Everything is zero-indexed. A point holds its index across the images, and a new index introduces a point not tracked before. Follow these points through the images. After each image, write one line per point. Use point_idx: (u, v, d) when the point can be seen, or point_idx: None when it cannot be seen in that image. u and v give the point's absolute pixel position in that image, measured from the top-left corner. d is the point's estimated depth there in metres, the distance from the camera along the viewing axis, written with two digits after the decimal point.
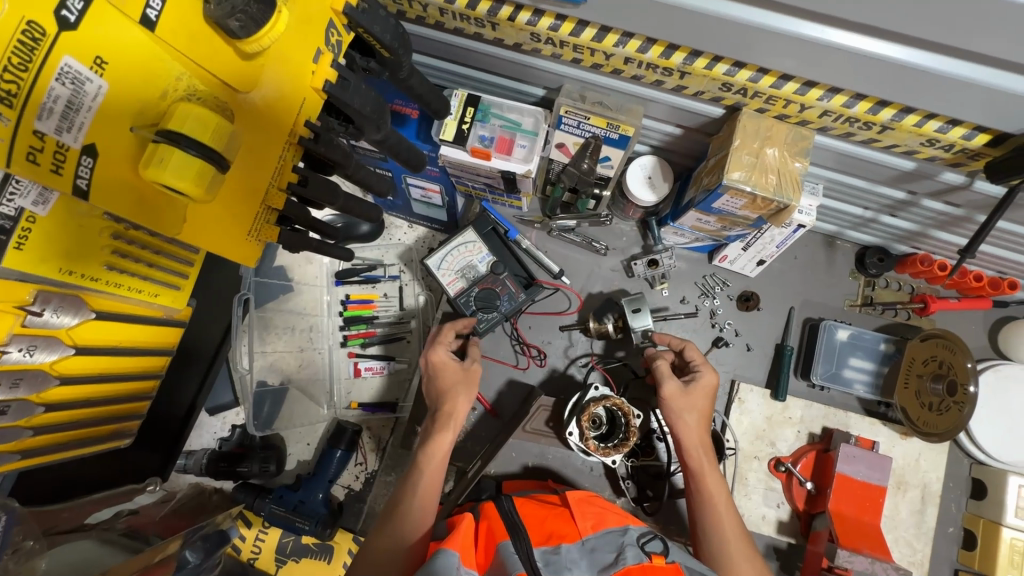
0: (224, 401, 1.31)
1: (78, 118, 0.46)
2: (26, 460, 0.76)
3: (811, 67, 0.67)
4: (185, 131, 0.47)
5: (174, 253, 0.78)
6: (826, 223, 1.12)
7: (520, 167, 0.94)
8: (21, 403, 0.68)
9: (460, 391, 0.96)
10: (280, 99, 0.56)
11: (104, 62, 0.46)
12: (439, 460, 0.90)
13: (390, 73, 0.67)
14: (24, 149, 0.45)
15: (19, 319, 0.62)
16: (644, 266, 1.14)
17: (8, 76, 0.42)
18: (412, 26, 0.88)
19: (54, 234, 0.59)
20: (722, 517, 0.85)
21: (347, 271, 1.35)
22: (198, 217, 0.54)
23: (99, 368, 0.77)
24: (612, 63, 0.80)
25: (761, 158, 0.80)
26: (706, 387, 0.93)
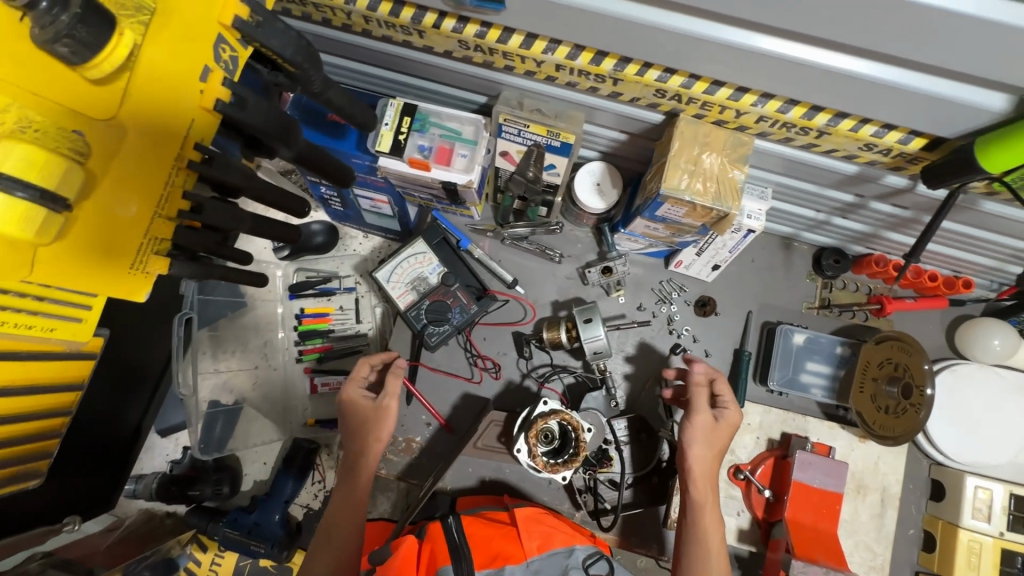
0: (175, 422, 1.26)
1: None
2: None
3: (739, 72, 0.65)
4: (4, 168, 0.44)
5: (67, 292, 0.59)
6: (781, 225, 1.11)
7: (460, 177, 0.91)
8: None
9: (368, 435, 0.90)
10: (148, 125, 0.52)
11: None
12: (350, 508, 0.87)
13: (301, 87, 0.64)
14: None
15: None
16: (598, 273, 1.13)
17: None
18: (339, 34, 0.84)
19: None
20: (710, 557, 0.83)
21: (301, 284, 1.32)
22: (53, 258, 0.50)
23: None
24: (544, 70, 0.77)
25: (699, 165, 0.78)
26: (730, 426, 0.90)
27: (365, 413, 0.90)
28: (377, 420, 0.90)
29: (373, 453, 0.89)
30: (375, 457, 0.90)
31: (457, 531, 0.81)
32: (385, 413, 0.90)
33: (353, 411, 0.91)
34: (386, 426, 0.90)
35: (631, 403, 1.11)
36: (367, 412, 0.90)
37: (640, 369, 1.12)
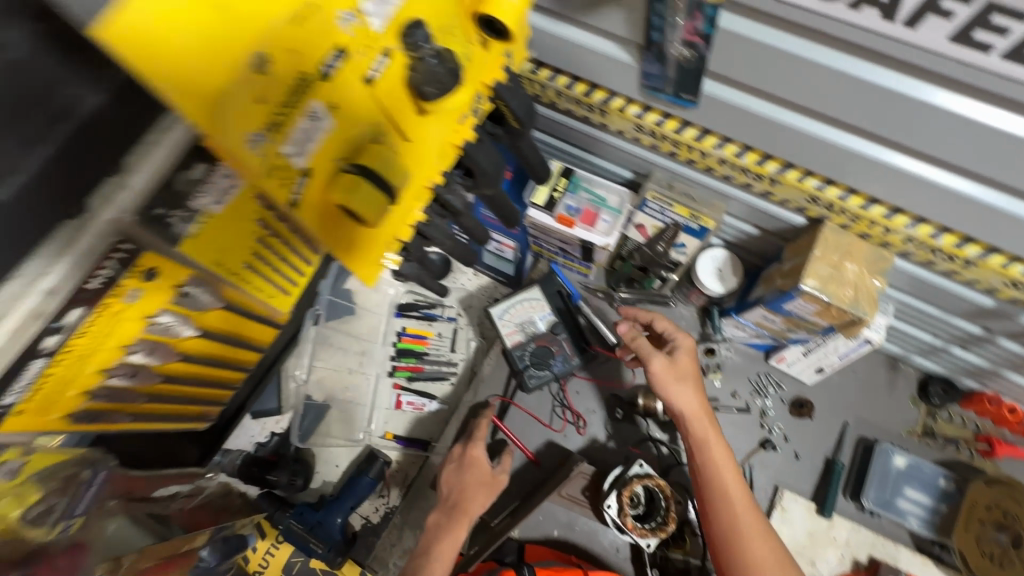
0: (269, 407, 1.35)
1: (302, 143, 0.46)
2: (133, 424, 0.78)
3: (900, 193, 0.72)
4: (376, 165, 0.48)
5: (290, 261, 0.75)
6: (891, 344, 1.12)
7: (600, 240, 1.00)
8: (148, 370, 0.71)
9: (477, 486, 1.04)
10: (442, 146, 0.59)
11: (333, 94, 0.47)
12: (448, 545, 0.96)
13: (512, 139, 0.76)
14: (258, 168, 0.44)
15: (172, 297, 0.62)
16: (701, 353, 1.19)
17: (263, 97, 0.43)
18: (545, 108, 0.98)
19: (221, 230, 0.58)
20: (737, 502, 0.83)
21: (408, 305, 1.43)
22: (354, 244, 0.54)
23: (207, 351, 0.80)
24: (706, 161, 0.86)
25: (839, 271, 0.83)
26: (686, 352, 0.94)
27: (482, 476, 1.05)
28: (489, 485, 1.04)
29: (479, 504, 1.01)
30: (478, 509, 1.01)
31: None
32: (496, 481, 1.05)
33: (471, 468, 1.06)
34: (491, 490, 1.04)
35: None
36: (484, 476, 1.06)
37: None
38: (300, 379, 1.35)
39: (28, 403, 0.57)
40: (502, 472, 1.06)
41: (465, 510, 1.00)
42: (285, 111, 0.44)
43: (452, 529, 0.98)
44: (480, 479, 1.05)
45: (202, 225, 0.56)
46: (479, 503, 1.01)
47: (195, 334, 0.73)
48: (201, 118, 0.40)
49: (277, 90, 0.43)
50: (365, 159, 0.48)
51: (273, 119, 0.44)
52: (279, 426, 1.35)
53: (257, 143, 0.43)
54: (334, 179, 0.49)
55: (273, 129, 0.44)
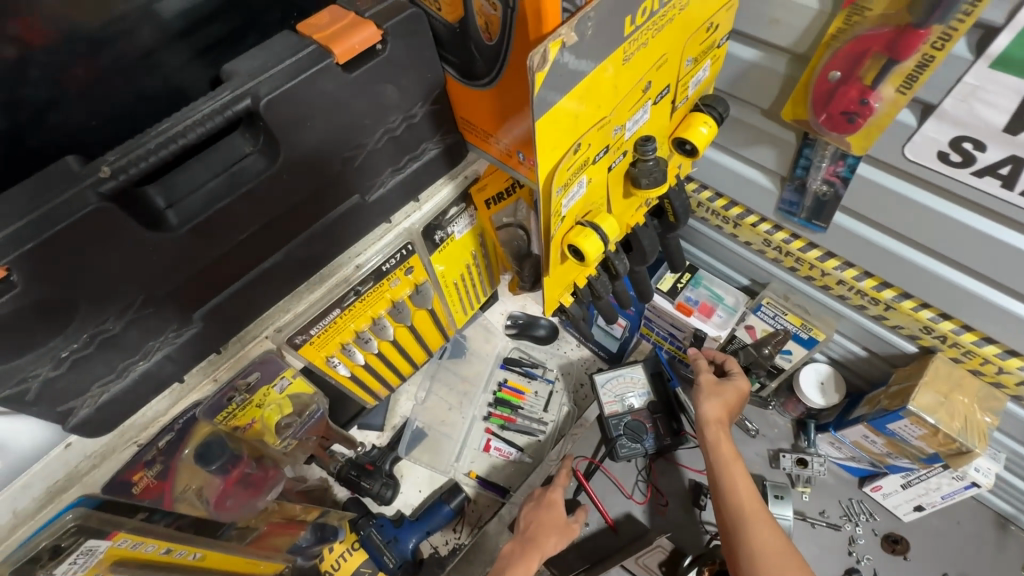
0: (373, 422, 1.51)
1: (576, 200, 0.61)
2: (348, 381, 0.89)
3: (1017, 337, 0.80)
4: (604, 226, 0.66)
5: (472, 292, 0.99)
6: (1000, 498, 1.10)
7: (713, 330, 1.14)
8: (372, 342, 0.85)
9: (552, 530, 1.10)
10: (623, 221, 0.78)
11: (602, 173, 0.63)
12: (518, 574, 1.02)
13: (665, 230, 0.94)
14: (550, 212, 0.58)
15: (410, 290, 0.82)
16: (792, 462, 1.19)
17: (576, 169, 0.57)
18: (697, 223, 1.15)
19: (451, 251, 0.84)
20: (747, 501, 0.90)
21: (514, 360, 1.59)
22: (556, 275, 0.71)
23: (405, 345, 0.95)
24: (825, 279, 0.99)
25: (949, 400, 0.89)
26: (738, 390, 1.03)
27: (557, 521, 1.13)
28: (563, 531, 1.11)
29: (550, 546, 1.08)
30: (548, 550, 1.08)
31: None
32: (570, 530, 1.11)
33: (549, 509, 1.14)
34: (564, 538, 1.10)
35: None
36: (559, 522, 1.13)
37: None
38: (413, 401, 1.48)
39: (317, 340, 0.74)
40: (576, 523, 1.12)
41: (539, 547, 1.06)
42: (578, 175, 0.58)
43: (525, 561, 1.04)
44: (556, 523, 1.12)
45: (446, 244, 0.82)
46: (551, 544, 1.08)
47: (408, 325, 0.90)
48: (545, 173, 0.53)
49: (580, 161, 0.57)
50: (597, 220, 0.66)
51: (570, 178, 0.57)
52: (378, 440, 1.50)
53: (558, 194, 0.57)
54: (574, 229, 0.65)
55: (567, 184, 0.57)
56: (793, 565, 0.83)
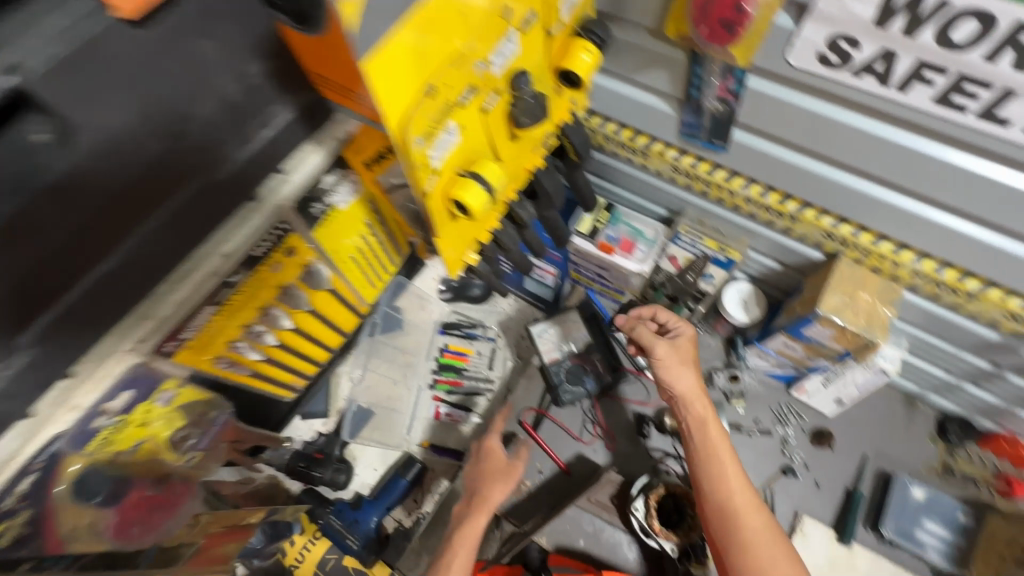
0: (317, 410, 1.45)
1: (447, 150, 0.56)
2: (246, 380, 0.88)
3: (907, 231, 0.83)
4: (487, 173, 0.61)
5: (386, 258, 0.94)
6: (908, 381, 1.19)
7: (635, 267, 1.12)
8: (265, 333, 0.83)
9: (497, 477, 1.11)
10: (519, 169, 0.73)
11: (473, 117, 0.57)
12: (471, 533, 1.02)
13: (569, 171, 0.91)
14: (417, 164, 0.53)
15: (300, 275, 0.78)
16: (725, 378, 1.25)
17: (436, 114, 0.52)
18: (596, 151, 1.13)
19: (341, 222, 0.77)
20: (731, 475, 0.90)
21: (452, 324, 1.55)
22: (452, 235, 0.66)
23: (312, 328, 0.92)
24: (733, 200, 1.00)
25: (854, 300, 0.93)
26: (689, 341, 1.02)
27: (496, 465, 1.14)
28: (508, 473, 1.12)
29: (498, 492, 1.08)
30: (495, 497, 1.09)
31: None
32: (515, 470, 1.12)
33: (486, 458, 1.14)
34: (511, 479, 1.12)
35: None
36: (499, 465, 1.14)
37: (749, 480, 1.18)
38: None
39: (194, 344, 0.69)
40: (519, 462, 1.14)
41: (485, 500, 1.07)
42: (439, 120, 0.53)
43: (472, 520, 1.04)
44: (497, 468, 1.13)
45: (330, 219, 0.75)
46: (499, 493, 1.09)
47: (308, 310, 0.87)
48: (394, 122, 0.48)
49: (438, 106, 0.52)
50: (478, 168, 0.61)
51: (429, 126, 0.52)
52: (325, 427, 1.46)
53: (420, 144, 0.52)
54: (455, 182, 0.60)
55: (428, 134, 0.52)
56: (779, 537, 0.86)
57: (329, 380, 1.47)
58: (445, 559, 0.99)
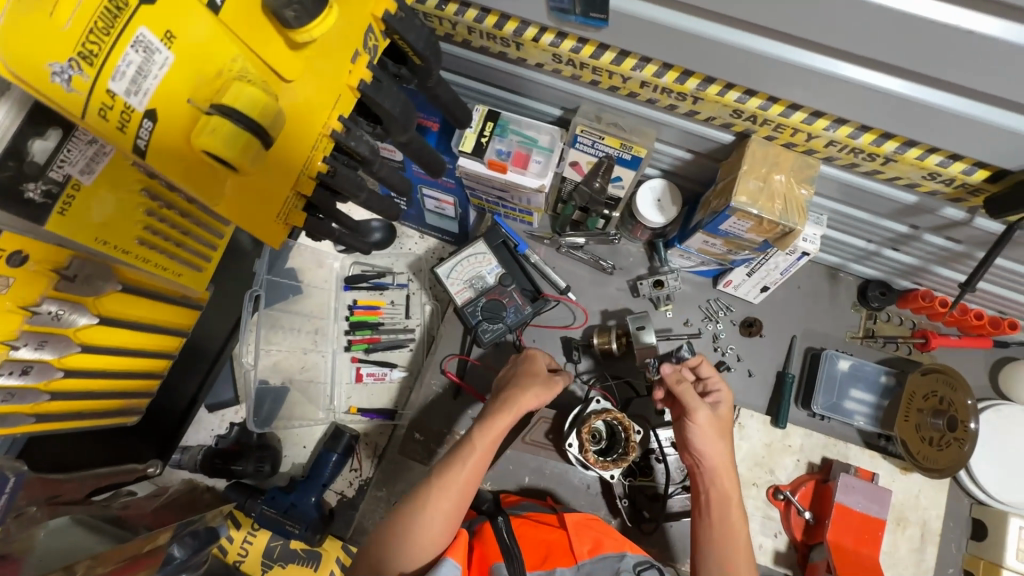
0: (224, 398, 1.28)
1: (145, 83, 0.48)
2: (39, 425, 0.78)
3: (819, 97, 0.71)
4: (236, 106, 0.50)
5: (200, 234, 0.84)
6: (829, 254, 1.15)
7: (533, 181, 0.97)
8: (43, 364, 0.73)
9: (533, 386, 0.87)
10: (320, 93, 0.60)
11: (172, 36, 0.48)
12: (492, 441, 0.82)
13: (419, 80, 0.72)
14: (96, 103, 0.47)
15: (53, 282, 0.68)
16: (649, 286, 1.16)
17: (92, 38, 0.45)
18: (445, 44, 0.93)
19: (94, 205, 0.64)
20: (737, 558, 0.79)
21: (356, 277, 1.35)
22: (235, 190, 0.57)
23: (118, 342, 0.82)
24: (628, 86, 0.84)
25: (768, 183, 0.84)
26: (728, 410, 0.89)
27: (538, 372, 0.91)
28: (547, 384, 0.89)
29: (527, 400, 0.85)
30: (525, 410, 0.86)
31: (507, 532, 0.83)
32: (556, 385, 0.90)
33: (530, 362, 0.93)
34: (547, 392, 0.88)
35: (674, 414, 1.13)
36: (541, 373, 0.91)
37: None
38: (251, 364, 1.19)
39: None
40: (564, 379, 0.91)
41: (512, 405, 0.84)
42: (96, 44, 0.46)
43: (496, 427, 0.82)
44: (537, 375, 0.90)
45: (72, 197, 0.61)
46: (529, 400, 0.85)
47: (98, 322, 0.77)
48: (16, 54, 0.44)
49: (96, 21, 0.45)
50: (222, 100, 0.50)
51: (82, 49, 0.45)
52: (238, 415, 1.30)
53: (64, 75, 0.45)
54: (195, 123, 0.51)
55: (84, 62, 0.46)
56: None
57: (229, 364, 1.28)
58: (450, 474, 0.79)
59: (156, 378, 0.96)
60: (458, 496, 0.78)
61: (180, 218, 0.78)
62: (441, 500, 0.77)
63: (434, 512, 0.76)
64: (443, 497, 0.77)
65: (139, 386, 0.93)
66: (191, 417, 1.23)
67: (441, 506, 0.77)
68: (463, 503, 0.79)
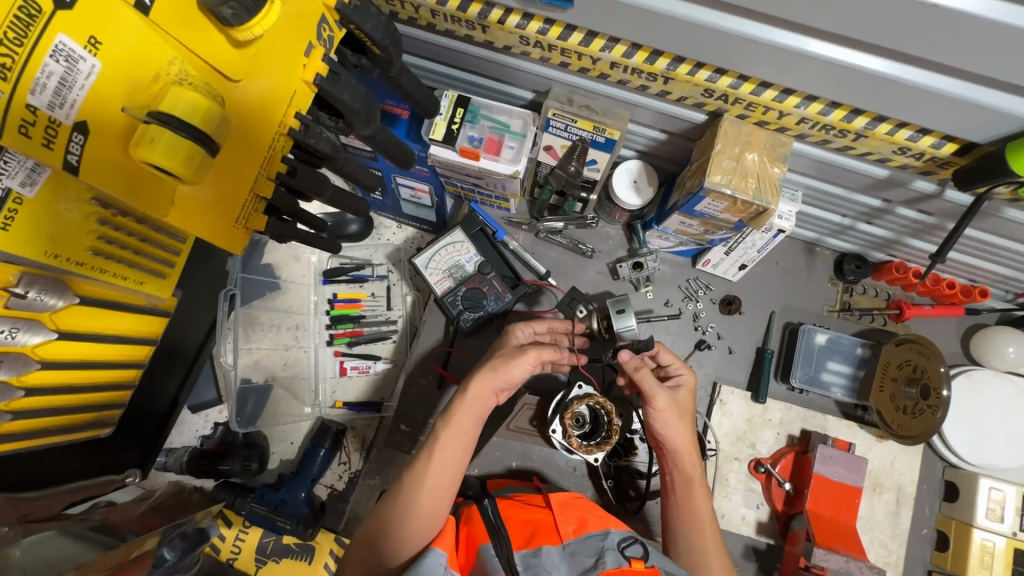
0: (207, 399, 1.27)
1: (71, 95, 0.46)
2: (5, 444, 0.78)
3: (788, 74, 0.70)
4: (175, 112, 0.48)
5: (161, 241, 0.81)
6: (805, 229, 1.16)
7: (507, 168, 0.95)
8: (2, 385, 0.72)
9: (494, 365, 0.88)
10: (271, 93, 0.57)
11: (98, 42, 0.46)
12: (456, 429, 0.83)
13: (381, 70, 0.69)
14: (15, 123, 0.45)
15: (2, 300, 0.66)
16: (629, 269, 1.16)
17: (2, 50, 0.42)
18: (405, 27, 0.90)
19: (40, 217, 0.61)
20: (705, 529, 0.85)
21: (335, 270, 1.33)
22: (186, 200, 0.54)
23: (80, 355, 0.80)
24: (598, 67, 0.83)
25: (741, 162, 0.83)
26: (688, 391, 0.92)
27: (502, 348, 0.92)
28: (511, 356, 0.89)
29: (488, 380, 0.86)
30: (490, 388, 0.87)
31: (493, 512, 0.84)
32: (523, 355, 0.88)
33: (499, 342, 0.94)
34: (511, 363, 0.88)
35: None
36: (506, 349, 0.91)
37: None
38: (230, 364, 1.17)
39: None
40: (533, 350, 0.88)
41: (470, 390, 0.85)
42: (10, 57, 0.43)
43: (456, 417, 0.84)
44: (499, 352, 0.90)
45: (14, 211, 0.58)
46: (492, 380, 0.86)
47: (55, 338, 0.75)
48: None
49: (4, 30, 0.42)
50: (159, 107, 0.48)
51: None
52: (222, 415, 1.29)
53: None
54: (132, 132, 0.50)
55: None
56: None
57: (210, 364, 1.26)
58: (419, 468, 0.81)
59: (127, 389, 0.93)
60: (432, 491, 0.80)
61: (138, 225, 0.75)
62: (416, 497, 0.79)
63: (412, 510, 0.78)
64: (416, 493, 0.79)
65: (106, 399, 0.91)
66: (173, 418, 1.23)
67: (416, 504, 0.79)
68: (439, 498, 0.80)
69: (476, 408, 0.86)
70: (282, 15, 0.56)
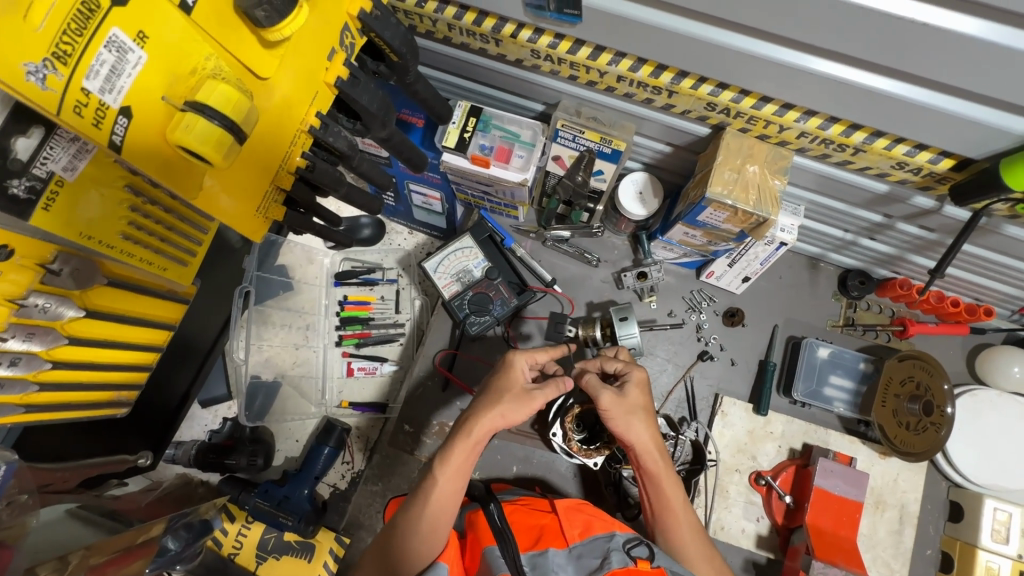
0: (218, 394, 1.31)
1: (120, 81, 0.49)
2: (29, 416, 0.79)
3: (787, 89, 0.73)
4: (210, 103, 0.52)
5: (184, 229, 0.86)
6: (808, 244, 1.17)
7: (516, 175, 0.98)
8: (31, 356, 0.74)
9: (502, 410, 0.87)
10: (296, 91, 0.62)
11: (145, 36, 0.50)
12: (453, 475, 0.83)
13: (398, 76, 0.74)
14: (71, 102, 0.47)
15: (39, 276, 0.70)
16: (633, 278, 1.18)
17: (65, 38, 0.45)
18: (423, 40, 0.94)
19: (76, 198, 0.66)
20: (680, 516, 0.86)
21: (346, 272, 1.35)
22: (212, 185, 0.59)
23: (106, 335, 0.84)
24: (606, 80, 0.86)
25: (742, 174, 0.85)
26: (638, 385, 0.89)
27: (512, 389, 0.89)
28: (520, 401, 0.88)
29: (491, 423, 0.86)
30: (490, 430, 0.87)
31: (499, 517, 0.84)
32: (530, 402, 0.88)
33: (503, 376, 0.90)
34: (517, 409, 0.87)
35: (660, 403, 1.15)
36: (515, 390, 0.89)
37: (668, 373, 1.17)
38: (243, 360, 1.18)
39: None
40: (542, 396, 0.89)
41: (472, 434, 0.84)
42: (70, 46, 0.46)
43: (454, 462, 0.83)
44: (508, 394, 0.88)
45: (55, 194, 0.63)
46: (493, 423, 0.86)
47: (84, 315, 0.79)
48: None
49: (65, 21, 0.45)
50: (195, 96, 0.52)
51: (56, 50, 0.45)
52: (230, 411, 1.32)
53: (40, 74, 0.45)
54: (172, 119, 0.53)
55: (58, 62, 0.45)
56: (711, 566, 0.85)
57: (222, 360, 1.30)
58: (413, 515, 0.81)
59: (145, 370, 0.97)
60: (428, 536, 0.81)
61: (165, 212, 0.80)
62: (410, 541, 0.80)
63: (408, 553, 0.80)
64: (412, 538, 0.80)
65: (127, 379, 0.95)
66: (183, 412, 1.24)
67: (412, 547, 0.80)
68: (435, 539, 0.81)
69: (468, 456, 0.85)
70: (310, 21, 0.60)
